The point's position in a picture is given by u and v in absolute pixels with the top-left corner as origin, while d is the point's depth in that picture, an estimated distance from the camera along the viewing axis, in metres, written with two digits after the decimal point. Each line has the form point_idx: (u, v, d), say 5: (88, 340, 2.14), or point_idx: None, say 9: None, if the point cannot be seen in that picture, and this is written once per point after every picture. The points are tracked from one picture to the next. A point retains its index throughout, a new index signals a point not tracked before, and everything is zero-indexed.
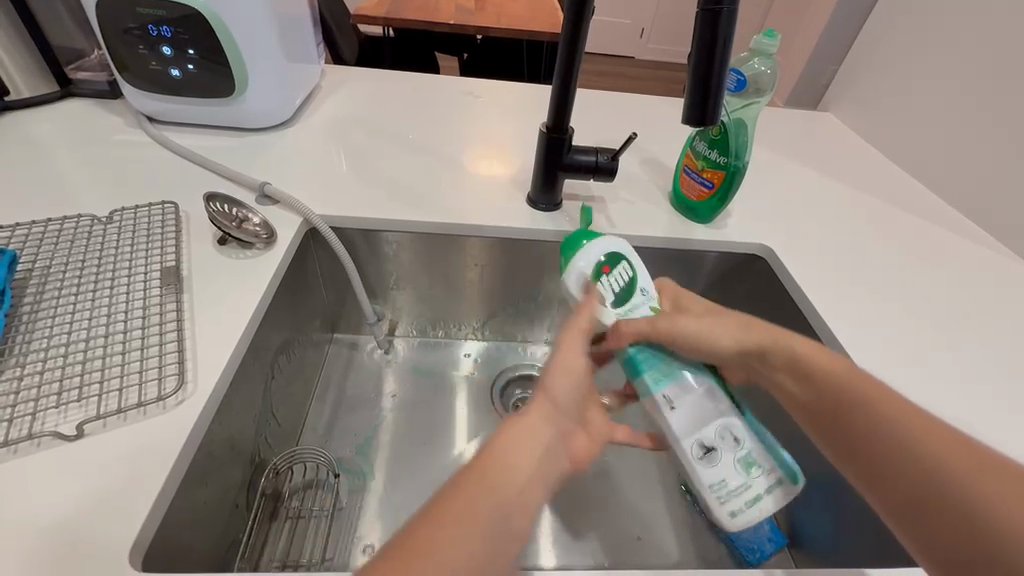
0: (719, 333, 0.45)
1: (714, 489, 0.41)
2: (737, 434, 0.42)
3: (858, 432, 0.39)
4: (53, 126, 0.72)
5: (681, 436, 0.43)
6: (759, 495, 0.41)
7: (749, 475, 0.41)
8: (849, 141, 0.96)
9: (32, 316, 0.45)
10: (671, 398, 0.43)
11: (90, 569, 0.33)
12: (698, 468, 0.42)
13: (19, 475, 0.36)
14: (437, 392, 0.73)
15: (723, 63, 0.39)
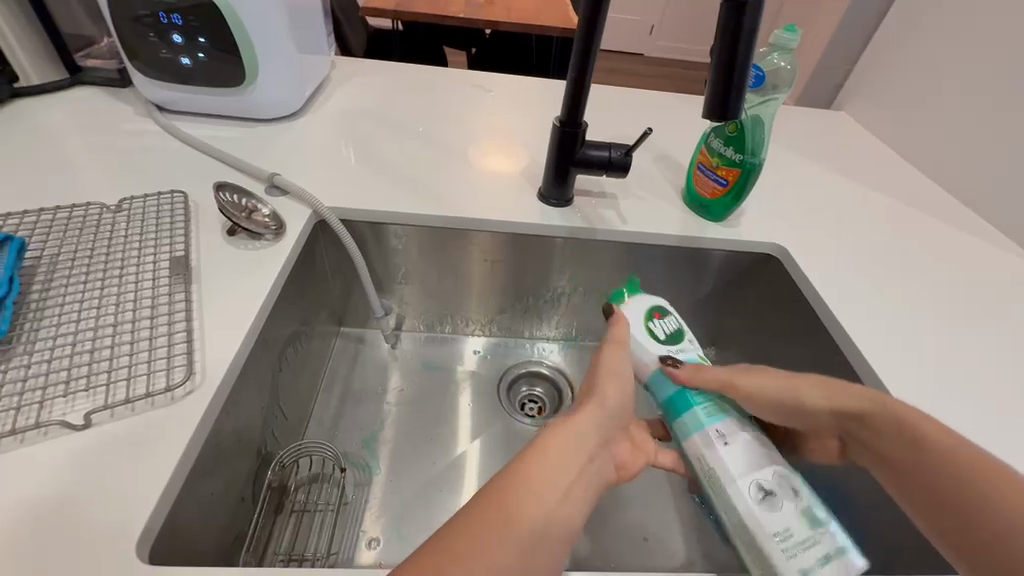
0: (810, 393, 0.43)
1: (776, 535, 0.37)
2: (796, 485, 0.39)
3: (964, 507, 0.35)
4: (62, 113, 0.72)
5: (737, 476, 0.40)
6: (829, 553, 0.36)
7: (814, 530, 0.37)
8: (864, 141, 0.95)
9: (41, 304, 0.45)
10: (724, 435, 0.42)
11: (97, 559, 0.33)
12: (760, 514, 0.38)
13: (27, 463, 0.36)
14: (441, 388, 0.73)
15: (748, 56, 0.38)
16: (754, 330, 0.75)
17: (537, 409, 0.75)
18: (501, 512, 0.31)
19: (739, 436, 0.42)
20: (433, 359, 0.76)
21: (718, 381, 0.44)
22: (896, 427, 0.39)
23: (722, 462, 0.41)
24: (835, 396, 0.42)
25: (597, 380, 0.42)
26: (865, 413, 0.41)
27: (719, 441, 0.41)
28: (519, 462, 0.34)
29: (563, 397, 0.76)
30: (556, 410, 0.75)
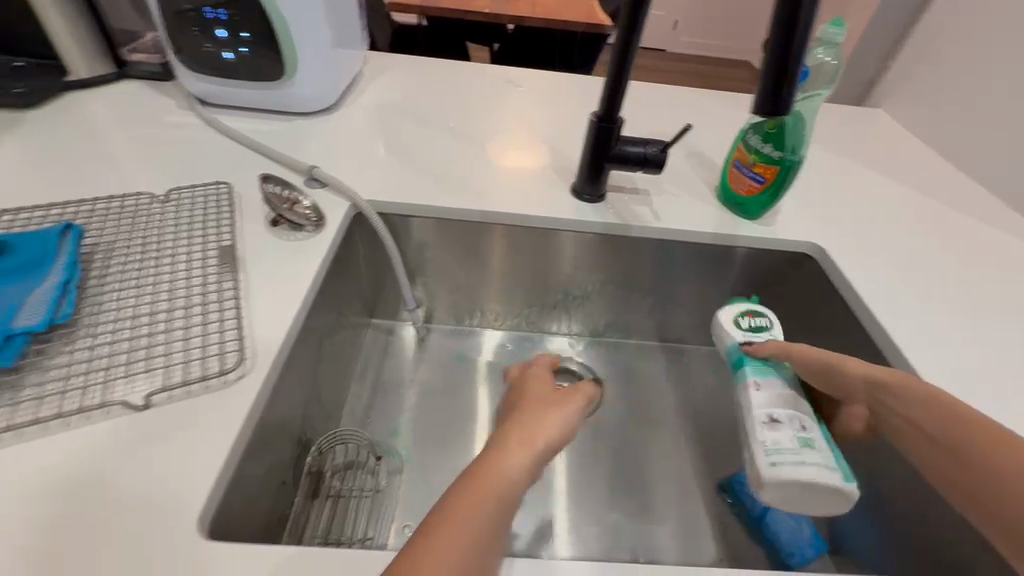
0: (856, 364, 0.47)
1: (765, 443, 0.42)
2: (806, 424, 0.43)
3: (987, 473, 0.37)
4: (109, 106, 0.74)
5: (754, 406, 0.45)
6: (805, 463, 0.40)
7: (801, 447, 0.41)
8: (903, 139, 0.92)
9: (100, 290, 0.47)
10: (760, 385, 0.47)
11: (164, 532, 0.35)
12: (757, 428, 0.43)
13: (94, 442, 0.38)
14: (462, 381, 0.73)
15: (802, 50, 0.38)
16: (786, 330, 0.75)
17: None
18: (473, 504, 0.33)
19: (775, 388, 0.47)
20: (456, 352, 0.77)
21: (777, 348, 0.49)
22: (941, 406, 0.41)
23: (745, 394, 0.47)
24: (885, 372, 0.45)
25: (525, 408, 0.41)
26: (914, 391, 0.43)
27: (755, 386, 0.47)
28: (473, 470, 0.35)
29: None
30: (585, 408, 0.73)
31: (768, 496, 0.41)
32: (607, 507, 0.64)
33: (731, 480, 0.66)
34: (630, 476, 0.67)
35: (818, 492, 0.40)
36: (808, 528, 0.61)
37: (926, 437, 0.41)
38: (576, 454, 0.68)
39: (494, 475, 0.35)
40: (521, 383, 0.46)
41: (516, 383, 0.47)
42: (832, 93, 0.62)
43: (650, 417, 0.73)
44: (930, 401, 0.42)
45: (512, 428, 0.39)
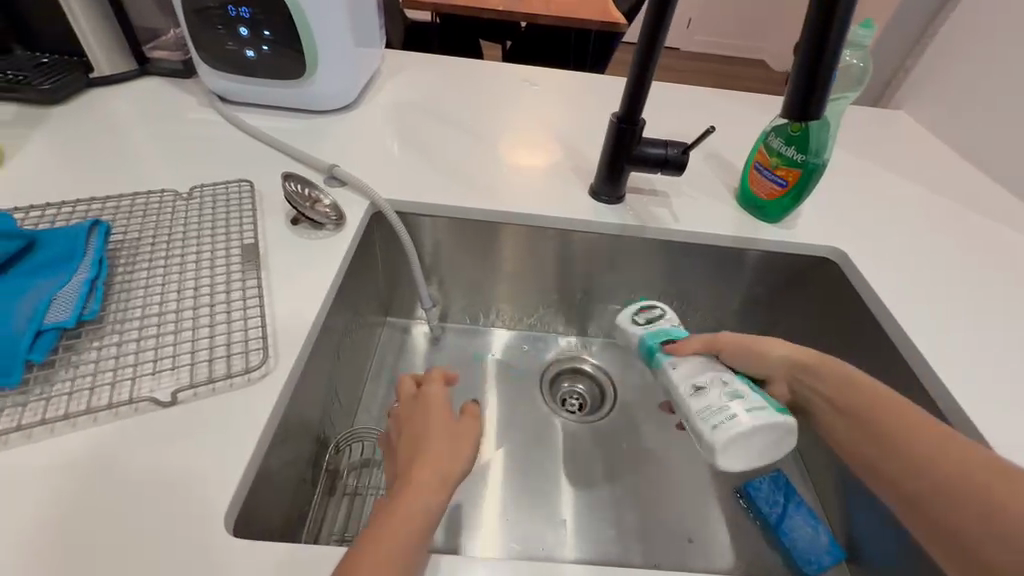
0: (765, 342, 0.49)
1: (699, 414, 0.44)
2: (726, 378, 0.46)
3: (943, 492, 0.36)
4: (132, 103, 0.75)
5: (676, 382, 0.48)
6: (735, 412, 0.42)
7: (730, 400, 0.43)
8: (927, 141, 0.91)
9: (127, 286, 0.47)
10: (675, 363, 0.49)
11: (192, 528, 0.35)
12: (688, 402, 0.46)
13: (123, 437, 0.39)
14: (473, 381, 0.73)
15: (835, 56, 0.38)
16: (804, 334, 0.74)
17: (578, 405, 0.75)
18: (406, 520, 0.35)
19: (697, 363, 0.49)
20: (468, 351, 0.77)
21: (699, 344, 0.50)
22: (890, 417, 0.41)
23: (669, 375, 0.49)
24: (811, 359, 0.47)
25: (436, 423, 0.42)
26: (861, 399, 0.43)
27: (676, 365, 0.49)
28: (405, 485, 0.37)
29: (606, 397, 0.75)
30: (598, 409, 0.74)
31: (728, 460, 0.43)
32: (620, 509, 0.63)
33: (746, 485, 0.65)
34: (643, 479, 0.66)
35: (768, 438, 0.42)
36: (825, 536, 0.61)
37: (881, 446, 0.41)
38: (591, 456, 0.68)
39: (402, 520, 0.35)
40: (417, 403, 0.44)
41: (411, 401, 0.44)
42: (859, 95, 0.62)
43: (665, 420, 0.73)
44: (875, 409, 0.42)
45: (414, 471, 0.38)
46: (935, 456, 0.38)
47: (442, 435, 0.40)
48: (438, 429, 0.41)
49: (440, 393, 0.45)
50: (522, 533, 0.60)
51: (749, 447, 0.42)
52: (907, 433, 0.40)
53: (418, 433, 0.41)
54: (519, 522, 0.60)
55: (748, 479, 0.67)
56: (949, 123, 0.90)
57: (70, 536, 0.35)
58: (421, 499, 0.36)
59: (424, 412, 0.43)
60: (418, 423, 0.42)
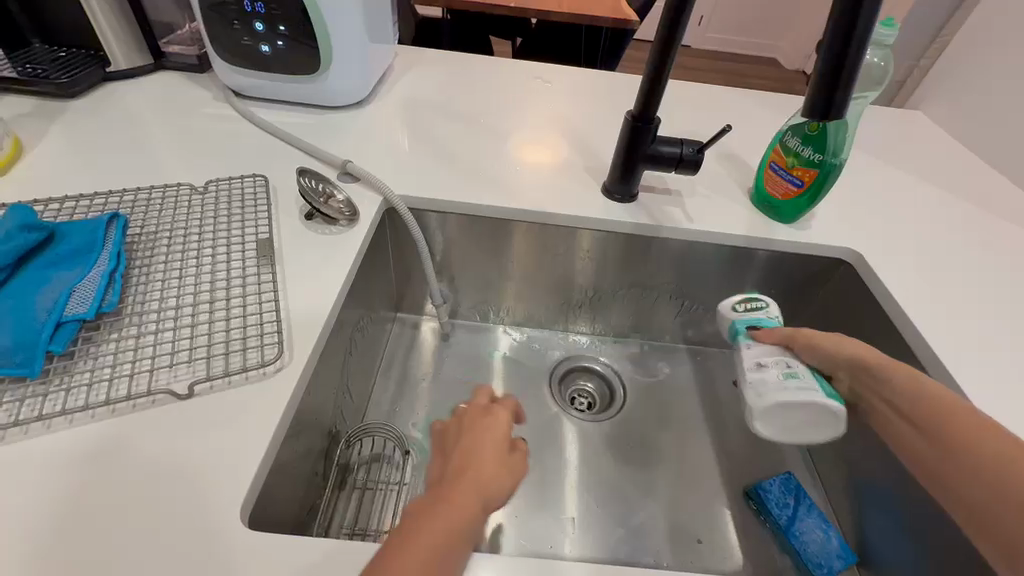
0: (840, 337, 0.48)
1: (751, 382, 0.47)
2: (790, 361, 0.48)
3: (979, 480, 0.35)
4: (148, 97, 0.75)
5: (744, 356, 0.51)
6: (785, 388, 0.45)
7: (785, 378, 0.46)
8: (944, 140, 0.89)
9: (145, 278, 0.48)
10: (751, 343, 0.51)
11: (207, 520, 0.36)
12: (746, 373, 0.49)
13: (141, 428, 0.39)
14: (482, 378, 0.73)
15: (857, 58, 0.38)
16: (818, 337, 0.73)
17: (587, 403, 0.75)
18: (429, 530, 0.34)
19: (771, 346, 0.50)
20: (478, 348, 0.77)
21: (783, 334, 0.50)
22: (937, 408, 0.40)
23: (741, 352, 0.51)
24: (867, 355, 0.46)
25: (487, 443, 0.41)
26: (915, 393, 0.42)
27: (751, 347, 0.51)
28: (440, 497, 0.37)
29: (615, 396, 0.75)
30: (607, 407, 0.74)
31: (765, 426, 0.47)
32: (629, 510, 0.63)
33: (756, 486, 0.65)
34: (653, 479, 0.66)
35: (815, 417, 0.45)
36: (836, 539, 0.60)
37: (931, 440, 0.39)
38: (599, 454, 0.68)
39: (437, 530, 0.34)
40: (483, 417, 0.44)
41: (478, 415, 0.44)
42: (880, 94, 0.61)
43: (675, 420, 0.72)
44: (925, 403, 0.41)
45: (460, 483, 0.38)
46: (976, 445, 0.36)
47: (495, 460, 0.41)
48: (494, 452, 0.41)
49: (506, 419, 0.45)
50: (531, 529, 0.60)
51: (786, 422, 0.46)
52: (953, 423, 0.38)
53: (473, 447, 0.41)
54: (528, 519, 0.61)
55: (757, 480, 0.67)
56: (967, 123, 0.88)
57: (89, 526, 0.35)
58: (463, 515, 0.36)
59: (487, 428, 0.43)
60: (474, 437, 0.42)
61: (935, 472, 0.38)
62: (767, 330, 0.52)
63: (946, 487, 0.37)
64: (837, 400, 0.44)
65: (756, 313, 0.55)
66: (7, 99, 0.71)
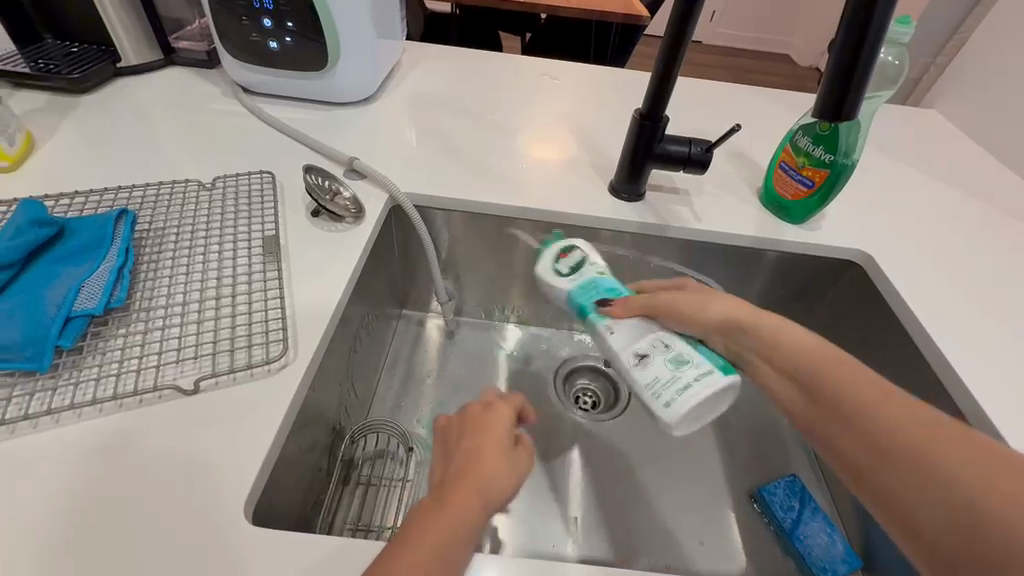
0: (698, 303, 0.47)
1: (647, 386, 0.44)
2: (667, 342, 0.45)
3: (873, 450, 0.34)
4: (157, 92, 0.76)
5: (619, 352, 0.47)
6: (688, 383, 0.42)
7: (677, 369, 0.43)
8: (961, 139, 0.87)
9: (152, 274, 0.48)
10: (611, 325, 0.48)
11: (212, 515, 0.36)
12: (633, 374, 0.45)
13: (148, 424, 0.40)
14: (486, 376, 0.73)
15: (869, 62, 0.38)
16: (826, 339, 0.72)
17: (591, 403, 0.75)
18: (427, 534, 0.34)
19: (635, 325, 0.48)
20: (483, 346, 0.77)
21: (641, 306, 0.48)
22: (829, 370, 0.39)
23: (606, 343, 0.48)
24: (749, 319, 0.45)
25: (486, 441, 0.41)
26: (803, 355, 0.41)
27: (612, 329, 0.48)
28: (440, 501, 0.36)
29: (619, 396, 0.75)
30: (611, 407, 0.74)
31: (685, 427, 0.43)
32: (631, 510, 0.63)
33: (761, 489, 0.65)
34: (656, 480, 0.66)
35: (720, 401, 0.43)
36: (841, 543, 0.60)
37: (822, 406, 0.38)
38: (602, 454, 0.68)
39: (434, 535, 0.34)
40: (485, 415, 0.44)
41: (480, 412, 0.44)
42: (894, 94, 0.59)
43: None
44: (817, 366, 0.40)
45: (459, 483, 0.37)
46: (871, 408, 0.35)
47: (500, 457, 0.40)
48: (498, 449, 0.41)
49: (509, 415, 0.44)
50: (532, 527, 0.60)
51: (701, 414, 0.44)
52: (849, 388, 0.37)
53: (478, 444, 0.41)
54: (529, 517, 0.61)
55: (762, 483, 0.67)
56: (983, 122, 0.86)
57: (97, 520, 0.35)
58: (469, 514, 0.36)
59: (490, 424, 0.43)
60: (478, 435, 0.42)
61: (822, 435, 0.38)
62: (618, 302, 0.50)
63: (841, 456, 0.36)
64: (730, 371, 0.42)
65: (579, 274, 0.54)
66: (20, 94, 0.71)
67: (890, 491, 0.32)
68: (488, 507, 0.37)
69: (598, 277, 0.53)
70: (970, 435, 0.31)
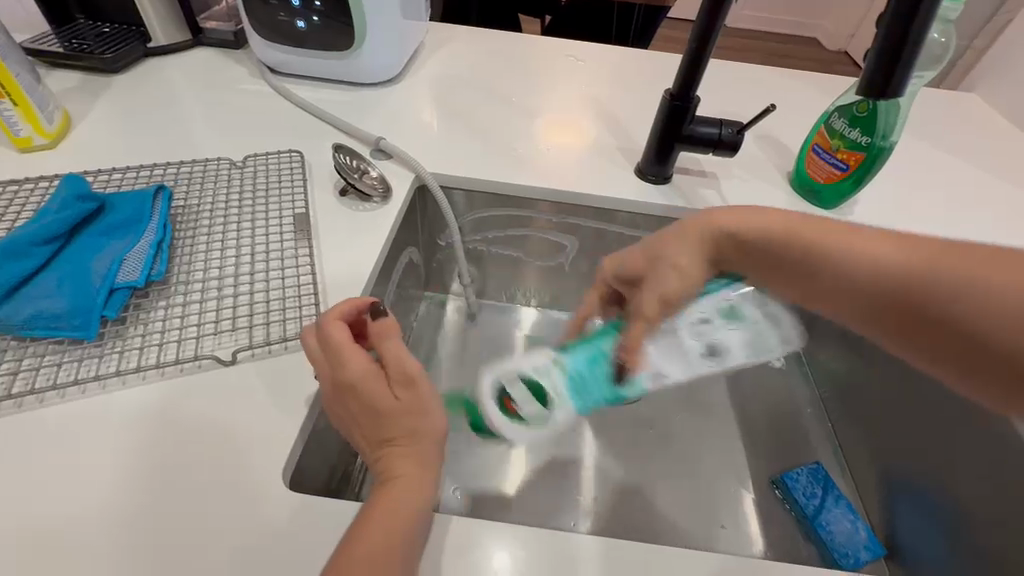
0: (676, 278, 0.46)
1: (743, 356, 0.49)
2: (699, 315, 0.47)
3: (896, 308, 0.38)
4: (186, 72, 0.76)
5: (690, 371, 0.47)
6: (753, 316, 0.49)
7: (740, 321, 0.48)
8: (1002, 124, 0.84)
9: (188, 249, 0.49)
10: (653, 372, 0.46)
11: (252, 480, 0.38)
12: (725, 364, 0.48)
13: (188, 393, 0.41)
14: (506, 354, 0.75)
15: (921, 31, 0.40)
16: None
17: None
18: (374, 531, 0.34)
19: (662, 352, 0.46)
20: (504, 327, 0.78)
21: (646, 333, 0.45)
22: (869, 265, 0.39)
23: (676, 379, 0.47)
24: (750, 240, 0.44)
25: (374, 416, 0.38)
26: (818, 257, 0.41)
27: (654, 370, 0.46)
28: (380, 494, 0.36)
29: None
30: None
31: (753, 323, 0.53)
32: (651, 491, 0.63)
33: (783, 476, 0.64)
34: (677, 463, 0.66)
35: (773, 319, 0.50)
36: (864, 531, 0.60)
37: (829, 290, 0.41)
38: (622, 436, 0.68)
39: (385, 528, 0.34)
40: (347, 394, 0.39)
41: (340, 394, 0.39)
42: (936, 74, 0.57)
43: (702, 406, 0.72)
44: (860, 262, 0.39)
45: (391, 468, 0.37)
46: (876, 275, 0.38)
47: (398, 413, 0.38)
48: (392, 410, 0.38)
49: (361, 364, 0.38)
50: (553, 506, 0.61)
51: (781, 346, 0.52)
52: (836, 263, 0.40)
53: (376, 429, 0.38)
54: (551, 494, 0.62)
55: (784, 470, 0.66)
56: None
57: (146, 482, 0.37)
58: (408, 502, 0.35)
59: (360, 394, 0.38)
60: (367, 416, 0.38)
61: (854, 315, 0.41)
62: (624, 349, 0.45)
63: (877, 326, 0.40)
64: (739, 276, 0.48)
65: (536, 397, 0.44)
66: (54, 74, 0.73)
67: (938, 342, 0.36)
68: (428, 472, 0.37)
69: (563, 369, 0.44)
70: (951, 254, 0.35)
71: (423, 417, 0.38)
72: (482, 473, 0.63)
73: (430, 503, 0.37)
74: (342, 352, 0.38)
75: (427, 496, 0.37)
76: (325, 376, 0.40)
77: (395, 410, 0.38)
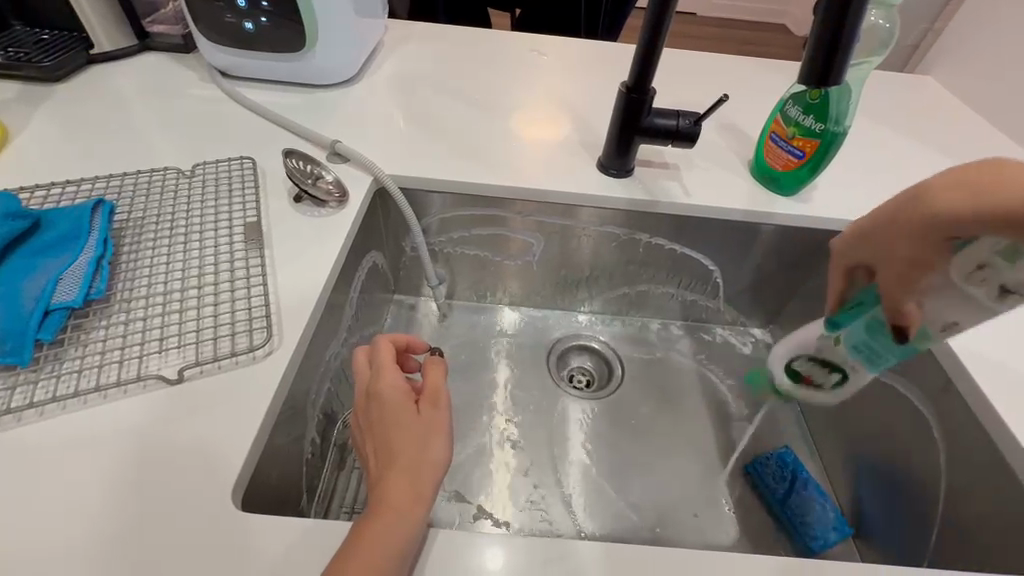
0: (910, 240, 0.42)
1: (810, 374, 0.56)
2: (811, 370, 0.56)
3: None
4: (133, 79, 0.74)
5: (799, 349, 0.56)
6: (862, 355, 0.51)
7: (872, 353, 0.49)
8: (956, 106, 0.86)
9: (132, 266, 0.48)
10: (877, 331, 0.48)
11: (199, 502, 0.36)
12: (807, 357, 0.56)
13: (130, 415, 0.39)
14: (480, 355, 0.74)
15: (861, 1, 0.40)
16: (813, 312, 0.72)
17: (585, 381, 0.75)
18: (360, 552, 0.33)
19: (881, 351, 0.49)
20: (477, 326, 0.77)
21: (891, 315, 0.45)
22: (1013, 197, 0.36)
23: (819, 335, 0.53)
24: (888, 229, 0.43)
25: (387, 429, 0.38)
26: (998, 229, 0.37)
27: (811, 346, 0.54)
28: (372, 513, 0.35)
29: (612, 371, 0.75)
30: (605, 384, 0.74)
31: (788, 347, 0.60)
32: (626, 484, 0.64)
33: (752, 462, 0.65)
34: (652, 455, 0.66)
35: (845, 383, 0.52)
36: (833, 510, 0.61)
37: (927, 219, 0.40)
38: (597, 431, 0.68)
39: (367, 547, 0.33)
40: (371, 400, 0.40)
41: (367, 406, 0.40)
42: (884, 59, 0.58)
43: (675, 397, 0.72)
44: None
45: (388, 483, 0.36)
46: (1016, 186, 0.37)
47: (407, 431, 0.38)
48: (402, 424, 0.38)
49: (393, 380, 0.40)
50: (531, 504, 0.61)
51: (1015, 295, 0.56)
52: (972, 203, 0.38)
53: (383, 442, 0.38)
54: (528, 495, 0.62)
55: (753, 457, 0.67)
56: (987, 90, 0.83)
57: (85, 508, 0.36)
58: (397, 526, 0.34)
59: (381, 405, 0.39)
60: (380, 428, 0.39)
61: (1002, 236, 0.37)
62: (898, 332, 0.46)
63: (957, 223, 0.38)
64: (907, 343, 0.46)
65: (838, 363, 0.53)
66: None
67: None
68: (417, 504, 0.36)
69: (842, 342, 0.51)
70: None
71: (432, 445, 0.38)
72: (453, 471, 0.62)
73: (418, 530, 0.35)
74: (380, 369, 0.41)
75: (416, 524, 0.35)
76: (361, 385, 0.42)
77: (407, 426, 0.38)
